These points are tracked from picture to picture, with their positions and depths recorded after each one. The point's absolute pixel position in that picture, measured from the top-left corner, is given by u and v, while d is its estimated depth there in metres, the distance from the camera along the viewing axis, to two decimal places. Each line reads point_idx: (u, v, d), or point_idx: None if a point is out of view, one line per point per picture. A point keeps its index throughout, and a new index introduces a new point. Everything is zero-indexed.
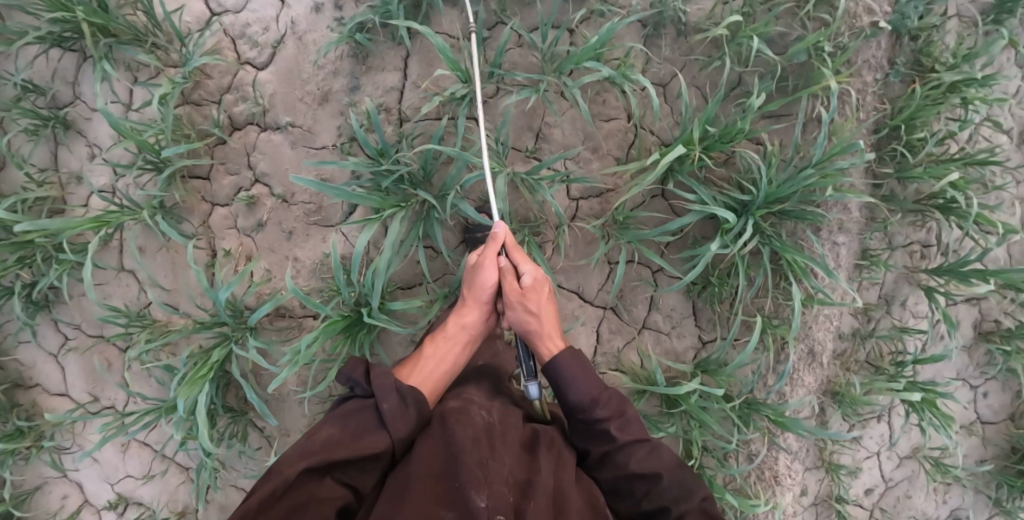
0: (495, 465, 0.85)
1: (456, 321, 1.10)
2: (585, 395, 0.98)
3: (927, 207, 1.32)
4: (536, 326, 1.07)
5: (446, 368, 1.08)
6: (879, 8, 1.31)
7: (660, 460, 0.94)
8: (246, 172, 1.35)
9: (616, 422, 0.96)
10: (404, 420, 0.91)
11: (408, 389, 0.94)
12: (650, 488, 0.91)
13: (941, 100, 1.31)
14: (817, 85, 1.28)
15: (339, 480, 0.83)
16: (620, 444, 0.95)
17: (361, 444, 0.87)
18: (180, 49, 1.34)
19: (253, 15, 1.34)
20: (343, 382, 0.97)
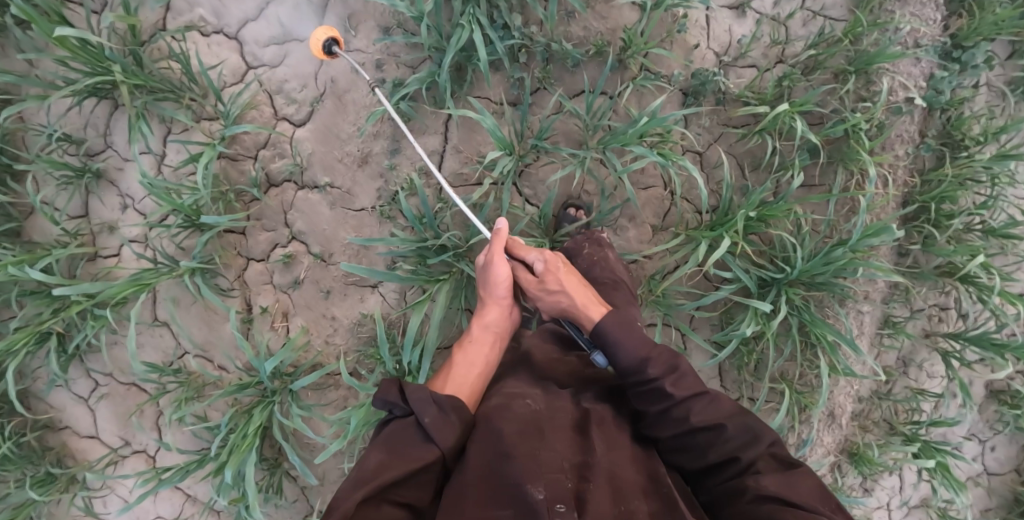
0: (549, 454, 0.84)
1: (479, 323, 1.08)
2: (634, 357, 0.94)
3: (952, 279, 1.36)
4: (566, 301, 1.07)
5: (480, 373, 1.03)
6: (914, 83, 1.35)
7: (721, 410, 0.89)
8: (283, 229, 1.35)
9: (668, 378, 0.91)
10: (448, 428, 0.85)
11: (446, 397, 0.87)
12: (715, 438, 0.87)
13: (968, 176, 1.35)
14: (852, 162, 1.31)
15: (396, 502, 0.78)
16: (678, 400, 0.89)
17: (410, 463, 0.81)
18: (217, 104, 1.33)
19: (292, 71, 1.32)
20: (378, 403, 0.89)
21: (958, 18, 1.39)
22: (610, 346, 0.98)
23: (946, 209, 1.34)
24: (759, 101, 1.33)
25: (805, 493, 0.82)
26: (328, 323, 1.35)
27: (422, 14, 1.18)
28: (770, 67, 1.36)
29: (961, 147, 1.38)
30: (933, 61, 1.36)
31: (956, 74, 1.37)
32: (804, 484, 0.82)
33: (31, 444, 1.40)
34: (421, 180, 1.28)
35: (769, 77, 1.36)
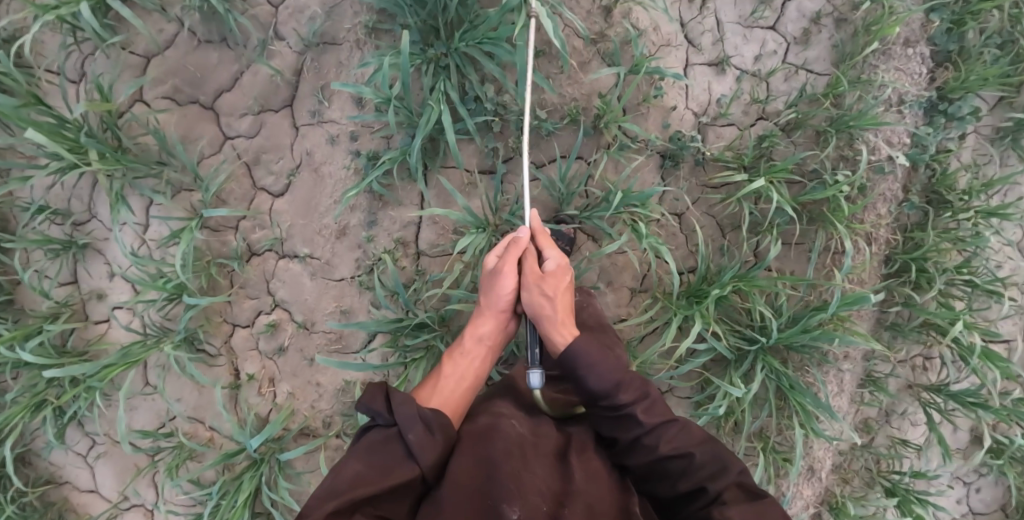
0: (527, 476, 0.90)
1: (472, 334, 1.13)
2: (608, 382, 0.99)
3: (935, 337, 1.35)
4: (548, 311, 1.08)
5: (465, 387, 1.10)
6: (900, 139, 1.32)
7: (689, 438, 0.95)
8: (266, 297, 1.37)
9: (641, 406, 0.97)
10: (432, 448, 0.90)
11: (432, 415, 0.93)
12: (686, 466, 0.92)
13: (949, 234, 1.35)
14: (831, 227, 1.28)
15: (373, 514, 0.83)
16: (648, 428, 0.96)
17: (391, 478, 0.86)
18: (196, 176, 1.33)
19: (270, 140, 1.33)
20: (364, 413, 0.95)
21: (943, 71, 1.36)
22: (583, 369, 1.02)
23: (931, 270, 1.31)
24: (738, 162, 1.31)
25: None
26: (313, 389, 1.38)
27: (391, 93, 1.16)
28: (751, 124, 1.34)
29: (945, 203, 1.36)
30: (918, 116, 1.34)
31: (941, 127, 1.37)
32: (768, 513, 0.87)
33: (32, 503, 1.43)
34: (399, 251, 1.29)
35: (749, 136, 1.34)
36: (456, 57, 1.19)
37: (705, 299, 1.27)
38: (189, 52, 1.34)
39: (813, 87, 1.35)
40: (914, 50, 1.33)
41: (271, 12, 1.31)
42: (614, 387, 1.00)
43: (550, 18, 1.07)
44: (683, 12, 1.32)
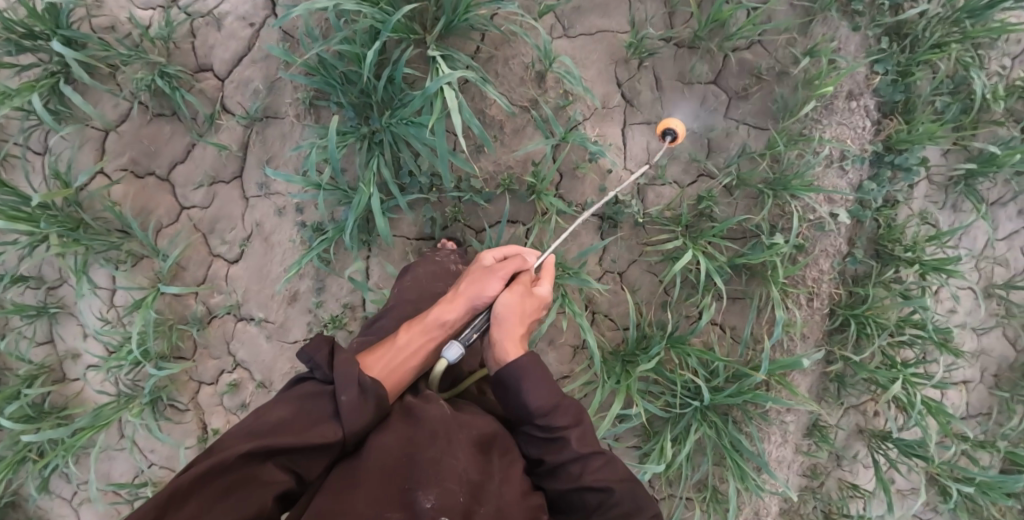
0: (450, 461, 0.77)
1: (442, 313, 0.97)
2: (545, 400, 0.88)
3: (878, 389, 1.36)
4: (516, 325, 0.97)
5: (413, 364, 0.91)
6: (841, 196, 1.33)
7: (613, 471, 0.83)
8: (227, 357, 1.43)
9: (576, 430, 0.85)
10: (361, 414, 0.79)
11: (371, 380, 0.82)
12: (605, 500, 0.81)
13: (892, 288, 1.34)
14: (767, 286, 1.30)
15: (284, 466, 0.74)
16: (577, 453, 0.83)
17: (312, 433, 0.76)
18: (155, 244, 1.40)
19: (222, 210, 1.38)
20: (302, 363, 0.85)
21: (888, 122, 1.35)
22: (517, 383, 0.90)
23: (874, 328, 1.31)
24: (676, 224, 1.32)
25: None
26: None
27: (320, 183, 1.23)
28: (690, 183, 1.35)
29: (891, 256, 1.36)
30: (861, 170, 1.34)
31: (887, 179, 1.35)
32: None
33: None
34: (347, 316, 1.35)
35: (689, 195, 1.35)
36: (389, 135, 1.23)
37: (637, 363, 1.30)
38: (143, 126, 1.40)
39: (755, 143, 1.35)
40: (857, 103, 1.32)
41: (219, 87, 1.37)
42: (550, 408, 0.88)
43: (463, 112, 1.10)
44: (617, 73, 1.33)
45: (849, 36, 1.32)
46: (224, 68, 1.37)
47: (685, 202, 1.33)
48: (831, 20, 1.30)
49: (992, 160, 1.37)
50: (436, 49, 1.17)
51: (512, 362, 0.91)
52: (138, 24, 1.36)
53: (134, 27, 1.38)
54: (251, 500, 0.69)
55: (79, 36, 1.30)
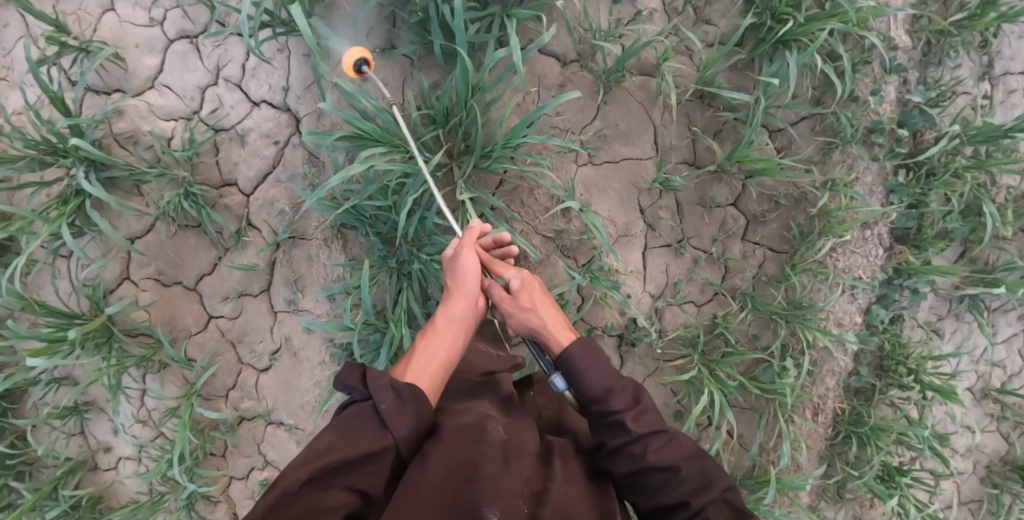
0: (508, 477, 0.87)
1: (447, 311, 1.06)
2: (597, 387, 0.98)
3: (878, 499, 1.43)
4: (536, 319, 1.09)
5: (441, 361, 1.02)
6: (850, 319, 1.38)
7: (678, 450, 0.92)
8: (258, 456, 1.48)
9: (630, 413, 0.94)
10: (404, 419, 0.89)
11: (404, 387, 0.91)
12: (671, 479, 0.89)
13: (893, 404, 1.42)
14: (777, 406, 1.36)
15: (344, 486, 0.82)
16: (636, 435, 0.92)
17: (363, 446, 0.85)
18: (187, 352, 1.43)
19: (250, 323, 1.42)
20: (341, 391, 0.94)
21: (900, 248, 1.40)
22: (575, 373, 1.01)
23: (873, 445, 1.38)
24: (691, 346, 1.38)
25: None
26: None
27: (351, 325, 1.27)
28: (706, 303, 1.40)
29: (894, 372, 1.42)
30: (871, 294, 1.39)
31: (895, 300, 1.40)
32: None
33: None
34: None
35: (704, 315, 1.40)
36: (418, 270, 1.27)
37: None
38: (168, 238, 1.41)
39: (768, 266, 1.40)
40: (871, 232, 1.35)
41: (244, 203, 1.38)
42: (605, 392, 0.97)
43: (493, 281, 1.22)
44: (638, 199, 1.35)
45: (867, 166, 1.35)
46: (249, 185, 1.38)
47: (701, 324, 1.38)
48: (852, 152, 1.33)
49: (995, 280, 1.43)
50: (467, 193, 1.21)
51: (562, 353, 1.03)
52: (161, 139, 1.36)
53: (155, 141, 1.38)
54: None
55: (103, 157, 1.30)
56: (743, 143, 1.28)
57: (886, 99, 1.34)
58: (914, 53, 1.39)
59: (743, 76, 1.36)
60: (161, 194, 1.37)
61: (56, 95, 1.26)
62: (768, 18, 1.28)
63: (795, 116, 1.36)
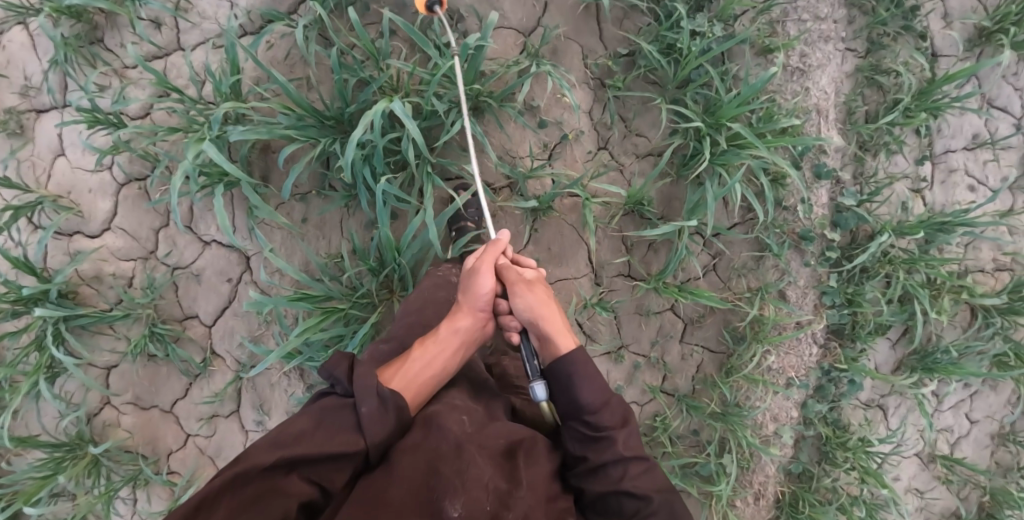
0: (477, 472, 0.86)
1: (450, 323, 1.07)
2: (595, 398, 0.98)
3: None
4: (545, 317, 1.06)
5: (434, 373, 1.02)
6: (786, 414, 1.45)
7: (654, 479, 0.92)
8: None
9: (619, 432, 0.95)
10: (382, 425, 0.89)
11: (390, 393, 0.92)
12: (642, 509, 0.90)
13: (832, 486, 1.48)
14: (721, 500, 1.43)
15: (307, 477, 0.84)
16: (619, 455, 0.93)
17: (333, 442, 0.86)
18: (169, 467, 1.53)
19: (225, 440, 1.52)
20: (324, 379, 0.96)
21: (834, 343, 1.46)
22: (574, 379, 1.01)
23: None
24: None
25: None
26: None
27: None
28: (647, 402, 1.47)
29: (836, 457, 1.48)
30: (807, 388, 1.45)
31: (832, 388, 1.46)
32: None
33: None
34: None
35: (647, 414, 1.47)
36: None
37: None
38: (141, 367, 1.50)
39: (708, 364, 1.46)
40: (803, 332, 1.40)
41: (206, 334, 1.47)
42: (598, 405, 0.98)
43: None
44: (577, 313, 1.40)
45: (799, 269, 1.39)
46: (209, 317, 1.46)
47: (643, 422, 1.46)
48: (785, 262, 1.37)
49: (935, 364, 1.47)
50: None
51: (563, 361, 1.01)
52: (123, 282, 1.44)
53: (117, 282, 1.46)
54: (279, 509, 0.79)
55: (69, 311, 1.40)
56: (666, 274, 1.33)
57: (818, 203, 1.37)
58: (850, 150, 1.41)
59: (675, 187, 1.38)
60: (128, 330, 1.46)
61: (18, 262, 1.36)
62: (694, 142, 1.31)
63: (728, 221, 1.40)
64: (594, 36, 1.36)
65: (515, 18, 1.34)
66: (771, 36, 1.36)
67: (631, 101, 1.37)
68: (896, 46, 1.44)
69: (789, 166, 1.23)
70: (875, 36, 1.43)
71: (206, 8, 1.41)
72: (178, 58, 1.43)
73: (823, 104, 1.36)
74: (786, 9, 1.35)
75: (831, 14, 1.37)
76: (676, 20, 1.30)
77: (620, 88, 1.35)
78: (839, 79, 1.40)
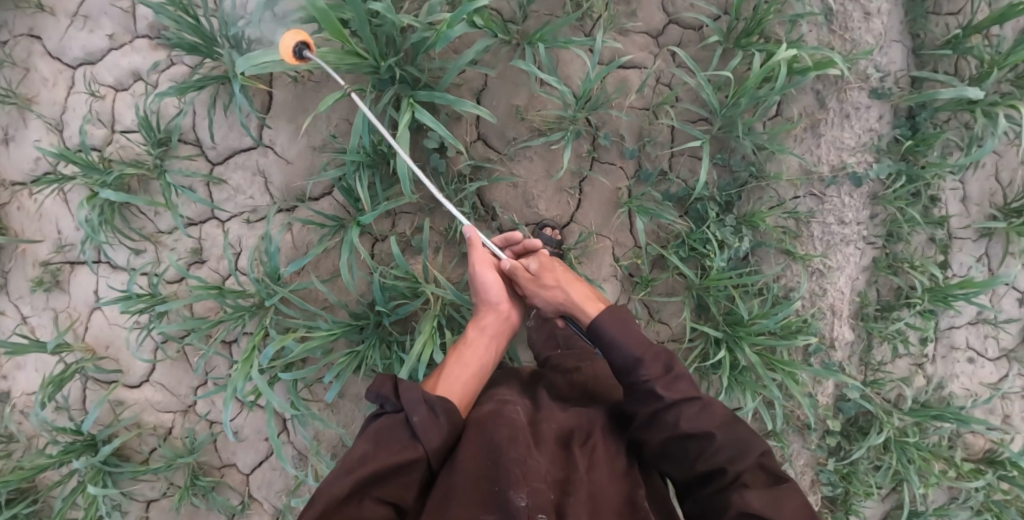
0: (534, 461, 0.89)
1: (474, 325, 1.17)
2: (630, 357, 1.04)
3: None
4: (563, 296, 1.19)
5: (472, 374, 1.09)
6: None
7: (711, 418, 0.97)
8: None
9: (662, 381, 0.99)
10: (436, 431, 0.91)
11: (438, 398, 0.94)
12: (705, 448, 0.95)
13: None
14: None
15: (377, 499, 0.84)
16: (669, 403, 0.97)
17: (396, 457, 0.87)
18: None
19: None
20: (372, 400, 0.97)
21: (828, 509, 1.57)
22: (607, 345, 1.08)
23: None
24: None
25: (785, 507, 0.91)
26: None
27: None
28: None
29: None
30: None
31: None
32: (787, 499, 0.92)
33: None
34: None
35: None
36: None
37: None
38: (178, 507, 1.57)
39: None
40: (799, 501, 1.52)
41: (245, 480, 1.56)
42: (636, 361, 1.03)
43: None
44: None
45: (799, 450, 1.51)
46: (248, 466, 1.55)
47: None
48: (789, 449, 1.48)
49: None
50: None
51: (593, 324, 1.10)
52: (164, 436, 1.52)
53: (155, 433, 1.53)
54: None
55: (115, 468, 1.48)
56: None
57: (823, 392, 1.46)
58: (858, 341, 1.49)
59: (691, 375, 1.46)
60: (167, 478, 1.54)
61: (66, 429, 1.44)
62: (713, 347, 1.38)
63: None
64: (626, 232, 1.41)
65: (549, 213, 1.39)
66: (796, 239, 1.42)
67: (656, 297, 1.42)
68: (911, 238, 1.49)
69: (801, 395, 1.33)
70: (894, 228, 1.47)
71: (241, 182, 1.42)
72: (212, 227, 1.44)
73: (838, 303, 1.43)
74: (813, 214, 1.40)
75: (855, 218, 1.42)
76: (707, 225, 1.37)
77: (647, 286, 1.40)
78: (854, 276, 1.47)
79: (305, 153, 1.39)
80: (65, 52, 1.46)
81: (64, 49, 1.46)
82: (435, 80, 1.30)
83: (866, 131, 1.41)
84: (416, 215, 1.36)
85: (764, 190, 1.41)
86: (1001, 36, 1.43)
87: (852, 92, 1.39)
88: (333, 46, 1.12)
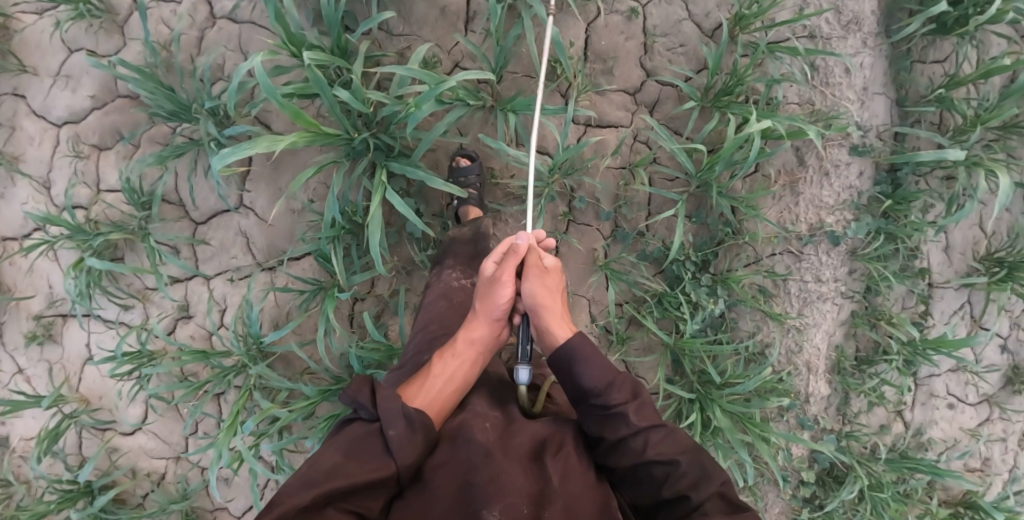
0: (507, 476, 0.89)
1: (464, 335, 1.10)
2: (598, 380, 0.97)
3: None
4: (548, 304, 1.06)
5: (452, 389, 1.05)
6: None
7: (677, 443, 0.92)
8: None
9: (632, 406, 0.94)
10: (411, 448, 0.90)
11: (416, 414, 0.93)
12: (671, 473, 0.90)
13: None
14: None
15: (345, 509, 0.84)
16: (635, 429, 0.92)
17: (366, 472, 0.86)
18: None
19: None
20: (347, 406, 0.95)
21: None
22: (574, 363, 0.99)
23: None
24: None
25: None
26: None
27: None
28: None
29: None
30: None
31: None
32: None
33: None
34: None
35: None
36: None
37: None
38: None
39: None
40: None
41: None
42: (606, 384, 0.97)
43: None
44: None
45: (774, 498, 1.55)
46: (239, 509, 1.60)
47: None
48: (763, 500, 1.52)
49: None
50: None
51: (568, 343, 1.00)
52: (158, 482, 1.57)
53: (149, 479, 1.58)
54: None
55: (111, 515, 1.54)
56: None
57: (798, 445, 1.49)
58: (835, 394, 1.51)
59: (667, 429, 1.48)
60: None
61: (62, 479, 1.49)
62: (687, 405, 1.41)
63: None
64: (603, 291, 1.43)
65: None
66: (771, 297, 1.43)
67: (633, 354, 1.44)
68: (889, 293, 1.50)
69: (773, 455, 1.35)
70: (873, 283, 1.47)
71: (224, 242, 1.44)
72: (197, 285, 1.47)
73: (814, 359, 1.44)
74: (788, 273, 1.41)
75: (832, 276, 1.42)
76: (681, 286, 1.38)
77: (623, 344, 1.42)
78: (831, 332, 1.48)
79: (285, 215, 1.41)
80: (49, 111, 1.48)
81: (48, 108, 1.48)
82: (410, 147, 1.31)
83: (846, 189, 1.40)
84: (394, 278, 1.39)
85: (741, 248, 1.42)
86: (987, 88, 1.40)
87: (832, 150, 1.38)
88: (303, 133, 1.13)
